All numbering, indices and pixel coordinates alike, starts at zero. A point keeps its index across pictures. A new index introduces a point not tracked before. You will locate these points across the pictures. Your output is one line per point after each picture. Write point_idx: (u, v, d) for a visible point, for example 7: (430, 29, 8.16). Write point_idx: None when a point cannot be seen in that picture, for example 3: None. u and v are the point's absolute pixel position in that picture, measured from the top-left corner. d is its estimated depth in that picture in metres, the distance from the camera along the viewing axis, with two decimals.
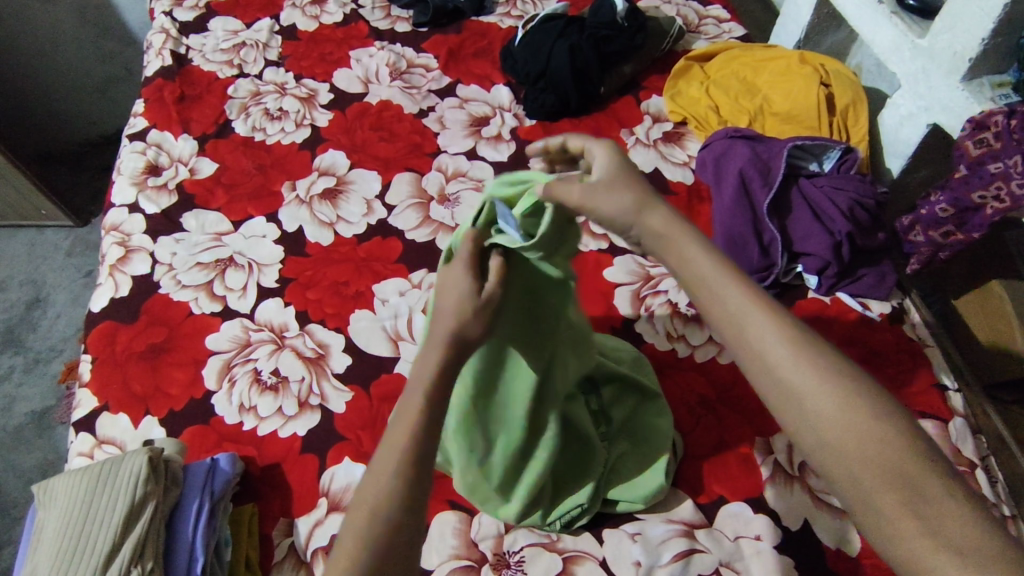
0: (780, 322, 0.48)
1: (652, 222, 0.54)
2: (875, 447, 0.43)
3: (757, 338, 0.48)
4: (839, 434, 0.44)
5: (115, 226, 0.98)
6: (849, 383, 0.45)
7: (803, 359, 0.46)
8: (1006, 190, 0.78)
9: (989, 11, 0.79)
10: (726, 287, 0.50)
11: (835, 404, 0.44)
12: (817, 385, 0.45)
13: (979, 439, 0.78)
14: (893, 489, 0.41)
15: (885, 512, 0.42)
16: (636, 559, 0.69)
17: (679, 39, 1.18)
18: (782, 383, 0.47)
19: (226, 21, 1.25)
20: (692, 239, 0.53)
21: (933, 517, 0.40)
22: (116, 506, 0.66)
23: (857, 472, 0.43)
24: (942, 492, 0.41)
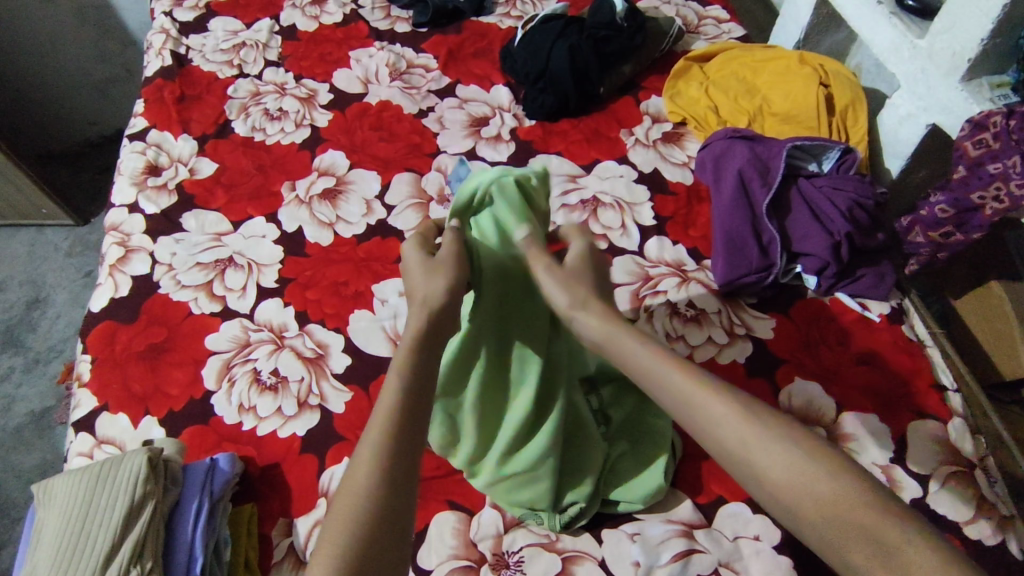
0: (716, 399, 0.50)
1: (592, 326, 0.59)
2: (827, 502, 0.43)
3: (701, 422, 0.50)
4: (791, 496, 0.45)
5: (115, 226, 0.98)
6: (790, 444, 0.47)
7: (742, 433, 0.48)
8: (1005, 190, 0.78)
9: (988, 12, 0.79)
10: (666, 374, 0.53)
11: (781, 470, 0.46)
12: (760, 455, 0.47)
13: (978, 439, 0.78)
14: (857, 543, 0.41)
15: (857, 567, 0.41)
16: (636, 559, 0.69)
17: (678, 39, 1.18)
18: (734, 459, 0.48)
19: (226, 21, 1.25)
20: (632, 338, 0.57)
21: (899, 561, 0.39)
22: (116, 505, 0.66)
23: (820, 532, 0.43)
24: (903, 535, 0.40)
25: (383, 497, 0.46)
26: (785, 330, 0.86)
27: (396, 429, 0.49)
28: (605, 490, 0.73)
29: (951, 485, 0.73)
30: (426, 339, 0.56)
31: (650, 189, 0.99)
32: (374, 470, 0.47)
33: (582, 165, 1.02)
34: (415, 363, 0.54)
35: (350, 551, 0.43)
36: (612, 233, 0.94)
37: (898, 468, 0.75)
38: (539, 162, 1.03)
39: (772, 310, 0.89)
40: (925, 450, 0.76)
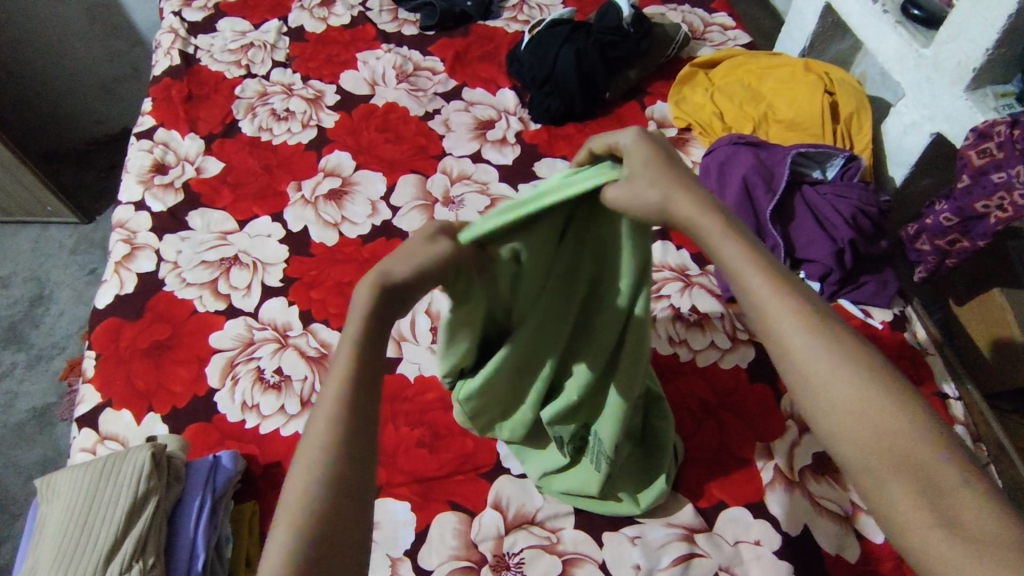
0: (805, 312, 0.46)
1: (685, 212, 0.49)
2: (892, 438, 0.42)
3: (783, 331, 0.45)
4: (857, 425, 0.43)
5: (121, 223, 0.98)
6: (869, 376, 0.44)
7: (824, 352, 0.44)
8: (1010, 200, 0.79)
9: (993, 22, 0.80)
10: (747, 271, 0.47)
11: (858, 397, 0.43)
12: (839, 378, 0.44)
13: (979, 447, 0.78)
14: (910, 483, 0.41)
15: (900, 506, 0.41)
16: (636, 562, 0.69)
17: (685, 45, 1.19)
18: (804, 373, 0.45)
19: (234, 22, 1.26)
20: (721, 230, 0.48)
21: (950, 508, 0.39)
22: (119, 500, 0.66)
23: (872, 463, 0.42)
24: (961, 487, 0.40)
25: (335, 480, 0.44)
26: None
27: (347, 410, 0.46)
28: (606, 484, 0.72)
29: None
30: (374, 336, 0.49)
31: None
32: (323, 465, 0.44)
33: None
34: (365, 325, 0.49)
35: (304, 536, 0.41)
36: None
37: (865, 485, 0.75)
38: (545, 165, 1.03)
39: None
40: None
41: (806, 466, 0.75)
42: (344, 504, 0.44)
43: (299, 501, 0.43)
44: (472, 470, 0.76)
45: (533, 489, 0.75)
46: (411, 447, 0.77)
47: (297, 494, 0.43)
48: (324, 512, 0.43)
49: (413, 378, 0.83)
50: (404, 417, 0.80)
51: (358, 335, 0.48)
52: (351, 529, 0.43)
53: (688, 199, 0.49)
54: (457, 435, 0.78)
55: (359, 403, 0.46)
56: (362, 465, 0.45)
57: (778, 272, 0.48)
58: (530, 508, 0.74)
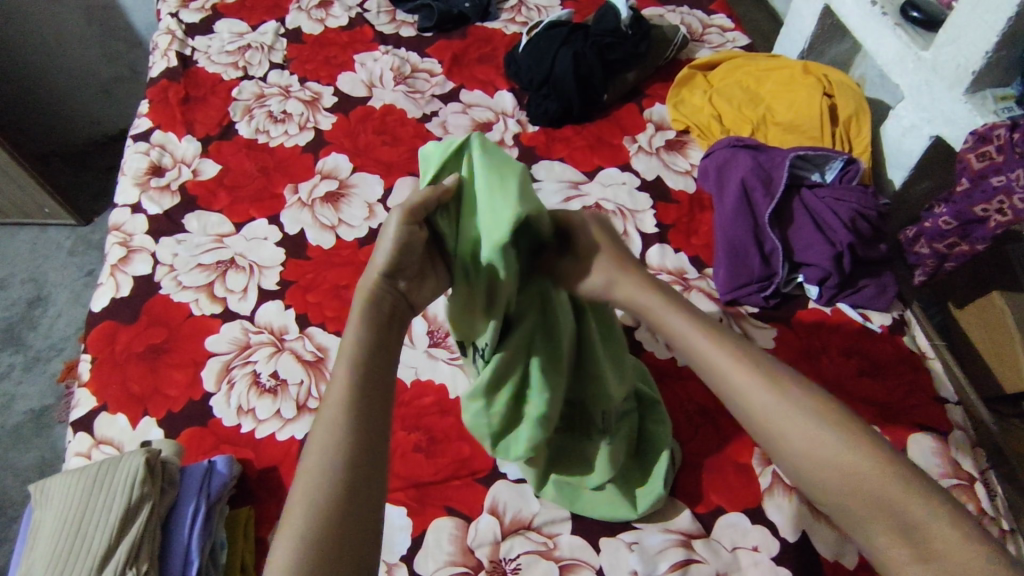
0: (756, 376, 0.51)
1: (625, 292, 0.58)
2: (855, 480, 0.45)
3: (740, 397, 0.51)
4: (822, 473, 0.47)
5: (117, 226, 0.98)
6: (826, 423, 0.48)
7: (780, 408, 0.49)
8: (1009, 204, 0.78)
9: (993, 25, 0.79)
10: (700, 346, 0.54)
11: (817, 448, 0.47)
12: (798, 431, 0.48)
13: (978, 452, 0.77)
14: (880, 521, 0.44)
15: (879, 542, 0.45)
16: (633, 568, 0.69)
17: (683, 47, 1.18)
18: (767, 434, 0.50)
19: (232, 23, 1.26)
20: (673, 313, 0.56)
21: (921, 540, 0.43)
22: (113, 506, 0.66)
23: (846, 506, 0.46)
24: (923, 513, 0.43)
25: (343, 478, 0.45)
26: (786, 341, 0.86)
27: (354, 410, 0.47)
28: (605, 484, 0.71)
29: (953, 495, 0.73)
30: (372, 348, 0.51)
31: (652, 197, 0.99)
32: (331, 464, 0.45)
33: (585, 171, 1.02)
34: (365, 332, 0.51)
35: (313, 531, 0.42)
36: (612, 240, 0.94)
37: None
38: (543, 168, 1.03)
39: (773, 320, 0.88)
40: (927, 462, 0.75)
41: None
42: (349, 512, 0.44)
43: (302, 511, 0.43)
44: (468, 475, 0.75)
45: (529, 494, 0.74)
46: (407, 452, 0.77)
47: (302, 502, 0.43)
48: (326, 518, 0.43)
49: (409, 383, 0.83)
50: (401, 421, 0.79)
51: (358, 346, 0.50)
52: (359, 528, 0.44)
53: (637, 289, 0.57)
54: (454, 439, 0.78)
55: (363, 405, 0.48)
56: (371, 464, 0.46)
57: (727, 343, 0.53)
58: (527, 513, 0.73)
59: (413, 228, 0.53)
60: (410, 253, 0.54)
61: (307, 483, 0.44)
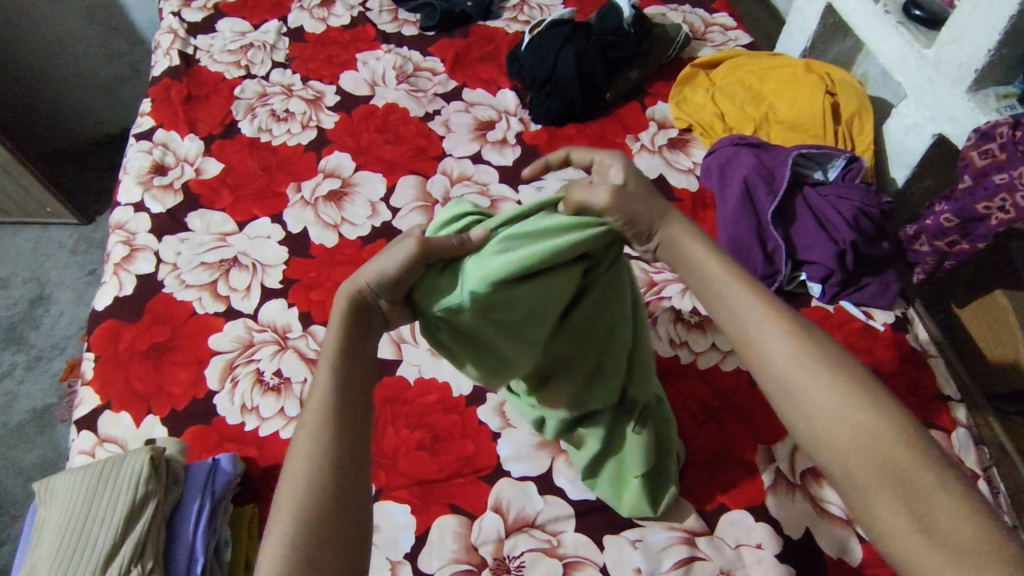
0: (781, 322, 0.49)
1: (669, 230, 0.55)
2: (867, 443, 0.43)
3: (760, 340, 0.49)
4: (832, 430, 0.44)
5: (120, 225, 0.98)
6: (849, 384, 0.45)
7: (800, 357, 0.47)
8: (1011, 202, 0.78)
9: (996, 23, 0.79)
10: (730, 286, 0.51)
11: (834, 403, 0.45)
12: (816, 383, 0.46)
13: (981, 450, 0.77)
14: (887, 487, 0.41)
15: (880, 512, 0.41)
16: (637, 565, 0.69)
17: (685, 46, 1.18)
18: (780, 381, 0.47)
19: (234, 22, 1.26)
20: (708, 252, 0.54)
21: (926, 512, 0.40)
22: (118, 504, 0.66)
23: (852, 470, 0.43)
24: (936, 488, 0.41)
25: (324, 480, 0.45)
26: None
27: (331, 415, 0.48)
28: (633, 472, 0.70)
29: None
30: (351, 356, 0.52)
31: (654, 195, 0.99)
32: (314, 467, 0.45)
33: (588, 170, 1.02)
34: (344, 339, 0.52)
35: (297, 530, 0.42)
36: None
37: None
38: None
39: None
40: None
41: (808, 470, 0.75)
42: (336, 524, 0.44)
43: (288, 525, 0.42)
44: (472, 472, 0.76)
45: (533, 493, 0.74)
46: (411, 450, 0.77)
47: (285, 519, 0.43)
48: (311, 530, 0.42)
49: (412, 381, 0.83)
50: (404, 420, 0.79)
51: (335, 354, 0.51)
52: (342, 525, 0.44)
53: (670, 226, 0.55)
54: (458, 437, 0.78)
55: (342, 408, 0.48)
56: (355, 465, 0.47)
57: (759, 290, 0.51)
58: (531, 511, 0.73)
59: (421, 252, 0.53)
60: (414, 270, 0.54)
61: (287, 502, 0.44)
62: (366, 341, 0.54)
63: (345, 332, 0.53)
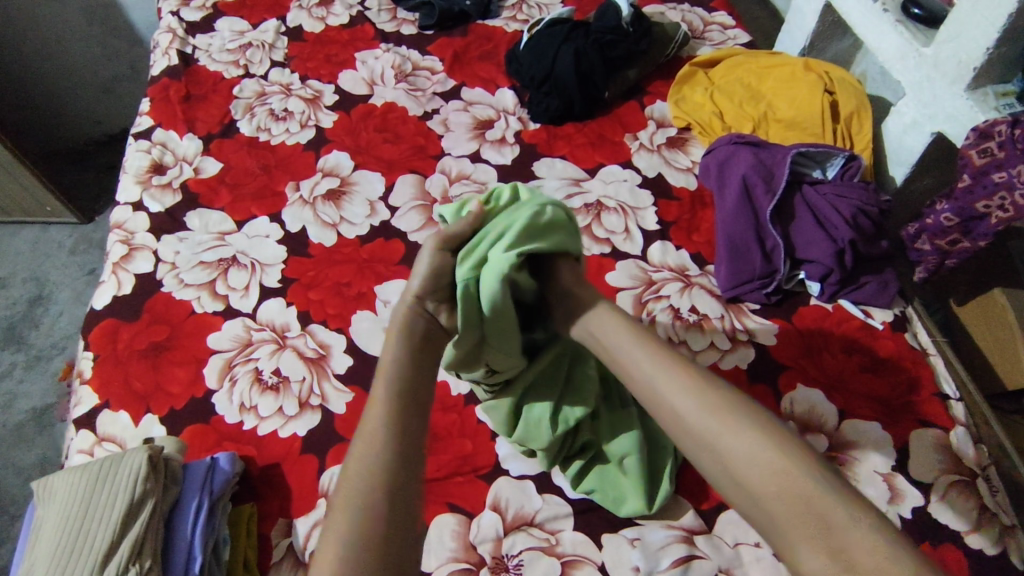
0: (694, 391, 0.60)
1: (598, 315, 0.68)
2: (778, 483, 0.52)
3: (678, 408, 0.60)
4: (747, 476, 0.54)
5: (119, 224, 0.98)
6: (754, 433, 0.56)
7: (713, 418, 0.57)
8: (1010, 200, 0.78)
9: (994, 21, 0.79)
10: (651, 363, 0.63)
11: (743, 451, 0.55)
12: (726, 437, 0.56)
13: (980, 448, 0.77)
14: (798, 517, 0.51)
15: (796, 542, 0.50)
16: (635, 564, 0.69)
17: (684, 45, 1.18)
18: (700, 440, 0.58)
19: (233, 21, 1.26)
20: (629, 335, 0.66)
21: (834, 537, 0.49)
22: (116, 503, 0.66)
23: (769, 507, 0.52)
24: (840, 515, 0.49)
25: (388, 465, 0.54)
26: (787, 338, 0.86)
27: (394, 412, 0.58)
28: (627, 460, 0.72)
29: (953, 494, 0.73)
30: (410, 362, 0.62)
31: (653, 194, 0.99)
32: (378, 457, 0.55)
33: (586, 170, 1.02)
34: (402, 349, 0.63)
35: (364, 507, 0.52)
36: (615, 237, 0.94)
37: (900, 476, 0.75)
38: (544, 165, 1.03)
39: (774, 316, 0.88)
40: (928, 459, 0.75)
41: None
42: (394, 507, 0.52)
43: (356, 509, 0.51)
44: (470, 472, 0.76)
45: (532, 492, 0.74)
46: None
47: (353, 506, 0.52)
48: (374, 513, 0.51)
49: None
50: None
51: (398, 362, 0.62)
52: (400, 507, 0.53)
53: (602, 311, 0.68)
54: (457, 436, 0.78)
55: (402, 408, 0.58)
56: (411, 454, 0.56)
57: (670, 364, 0.63)
58: (530, 510, 0.73)
59: (445, 255, 0.66)
60: (440, 278, 0.67)
61: (348, 508, 0.52)
62: (422, 354, 0.64)
63: (400, 345, 0.63)
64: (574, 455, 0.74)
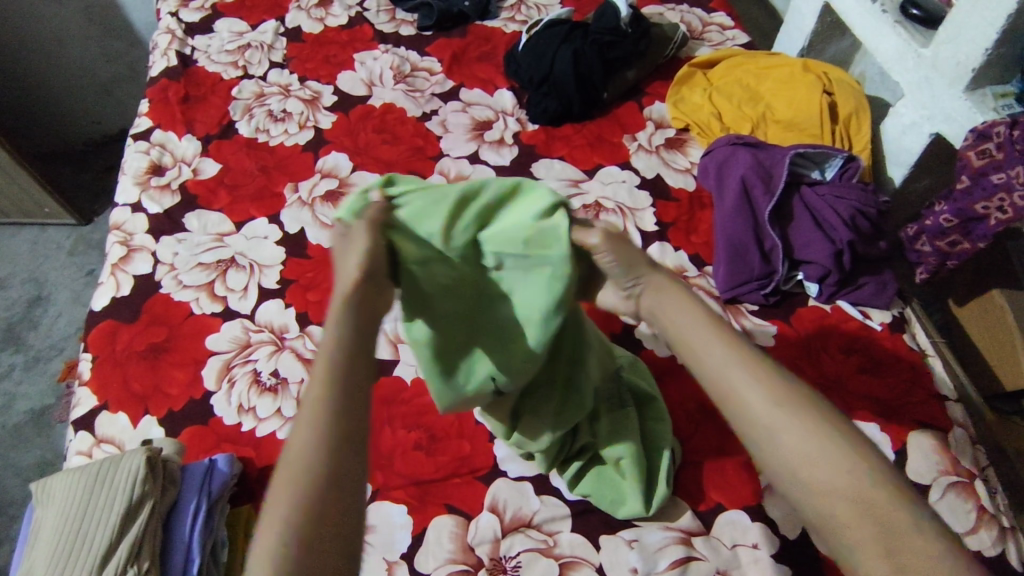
0: (755, 367, 0.48)
1: (650, 282, 0.56)
2: (845, 487, 0.42)
3: (732, 383, 0.48)
4: (807, 474, 0.43)
5: (117, 225, 0.98)
6: (822, 425, 0.45)
7: (776, 402, 0.46)
8: (1009, 201, 0.78)
9: (994, 21, 0.79)
10: (702, 330, 0.51)
11: (806, 445, 0.44)
12: (788, 425, 0.45)
13: (978, 450, 0.77)
14: (863, 526, 0.41)
15: (857, 552, 0.41)
16: (633, 566, 0.69)
17: (683, 46, 1.18)
18: (751, 422, 0.46)
19: (232, 22, 1.26)
20: (683, 301, 0.54)
21: (903, 557, 0.40)
22: (114, 504, 0.66)
23: (829, 510, 0.42)
24: (915, 532, 0.40)
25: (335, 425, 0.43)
26: (785, 339, 0.86)
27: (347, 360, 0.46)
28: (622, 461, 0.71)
29: (950, 495, 0.73)
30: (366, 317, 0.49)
31: (652, 195, 0.99)
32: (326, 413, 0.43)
33: (585, 170, 1.02)
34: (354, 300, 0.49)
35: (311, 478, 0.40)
36: None
37: None
38: (542, 166, 1.03)
39: (773, 317, 0.88)
40: (926, 461, 0.75)
41: None
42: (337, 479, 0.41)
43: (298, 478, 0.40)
44: (468, 473, 0.76)
45: (530, 493, 0.75)
46: (408, 450, 0.77)
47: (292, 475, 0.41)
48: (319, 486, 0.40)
49: (409, 381, 0.83)
50: (401, 420, 0.79)
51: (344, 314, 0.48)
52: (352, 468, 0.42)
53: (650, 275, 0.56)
54: (455, 437, 0.78)
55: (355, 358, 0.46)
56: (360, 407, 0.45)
57: (729, 336, 0.50)
58: (527, 511, 0.73)
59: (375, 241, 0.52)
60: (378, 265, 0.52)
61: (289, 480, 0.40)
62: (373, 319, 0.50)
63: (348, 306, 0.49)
64: (570, 458, 0.74)
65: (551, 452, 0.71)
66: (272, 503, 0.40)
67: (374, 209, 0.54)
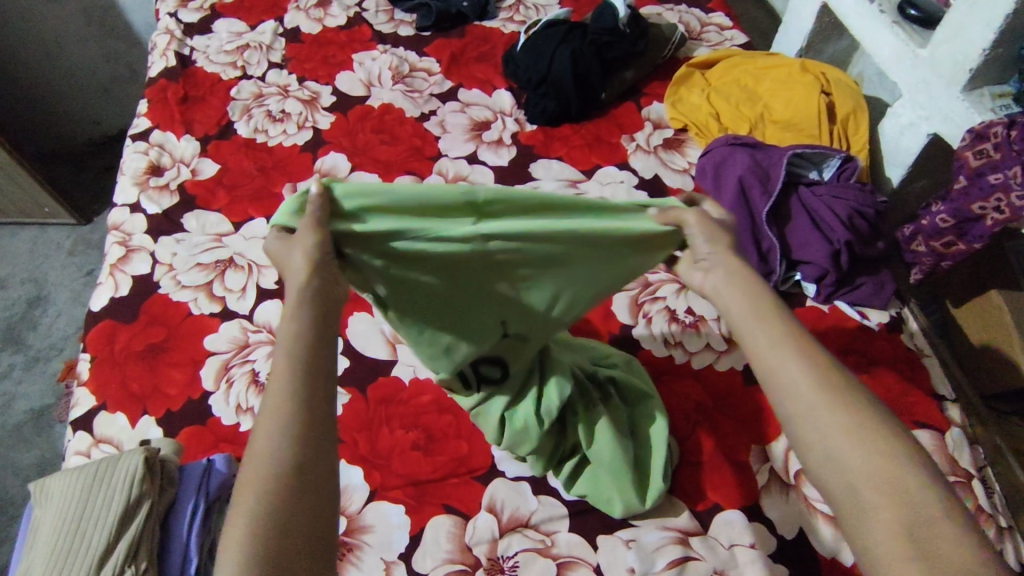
0: (805, 351, 0.46)
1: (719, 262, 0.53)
2: (877, 471, 0.40)
3: (777, 361, 0.46)
4: (842, 453, 0.42)
5: (116, 225, 0.98)
6: (859, 412, 0.43)
7: (819, 383, 0.45)
8: (1006, 201, 0.78)
9: (991, 21, 0.79)
10: (754, 310, 0.49)
11: (843, 425, 0.42)
12: (827, 405, 0.43)
13: (976, 450, 0.77)
14: (890, 508, 0.39)
15: (878, 534, 0.39)
16: (630, 566, 0.69)
17: (681, 46, 1.18)
18: (790, 398, 0.45)
19: (231, 22, 1.26)
20: (747, 281, 0.51)
21: (929, 542, 0.38)
22: (112, 504, 0.66)
23: (858, 488, 0.40)
24: (944, 521, 0.38)
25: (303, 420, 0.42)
26: None
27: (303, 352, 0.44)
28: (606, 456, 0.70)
29: None
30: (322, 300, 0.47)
31: (650, 195, 0.99)
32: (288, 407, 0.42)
33: (583, 170, 1.02)
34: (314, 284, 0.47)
35: (274, 474, 0.39)
36: None
37: None
38: (541, 166, 1.03)
39: None
40: None
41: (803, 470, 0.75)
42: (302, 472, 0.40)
43: (263, 473, 0.39)
44: (466, 473, 0.76)
45: (528, 493, 0.75)
46: (405, 450, 0.77)
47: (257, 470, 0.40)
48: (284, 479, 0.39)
49: (407, 381, 0.83)
50: (398, 420, 0.79)
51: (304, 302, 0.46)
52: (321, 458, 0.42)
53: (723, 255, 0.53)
54: (452, 437, 0.78)
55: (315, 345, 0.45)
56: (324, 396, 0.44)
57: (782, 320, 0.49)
58: (525, 511, 0.73)
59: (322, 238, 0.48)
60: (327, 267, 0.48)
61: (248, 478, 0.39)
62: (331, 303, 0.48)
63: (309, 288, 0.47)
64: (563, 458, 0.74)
65: (546, 453, 0.73)
66: (241, 493, 0.39)
67: (319, 208, 0.49)
